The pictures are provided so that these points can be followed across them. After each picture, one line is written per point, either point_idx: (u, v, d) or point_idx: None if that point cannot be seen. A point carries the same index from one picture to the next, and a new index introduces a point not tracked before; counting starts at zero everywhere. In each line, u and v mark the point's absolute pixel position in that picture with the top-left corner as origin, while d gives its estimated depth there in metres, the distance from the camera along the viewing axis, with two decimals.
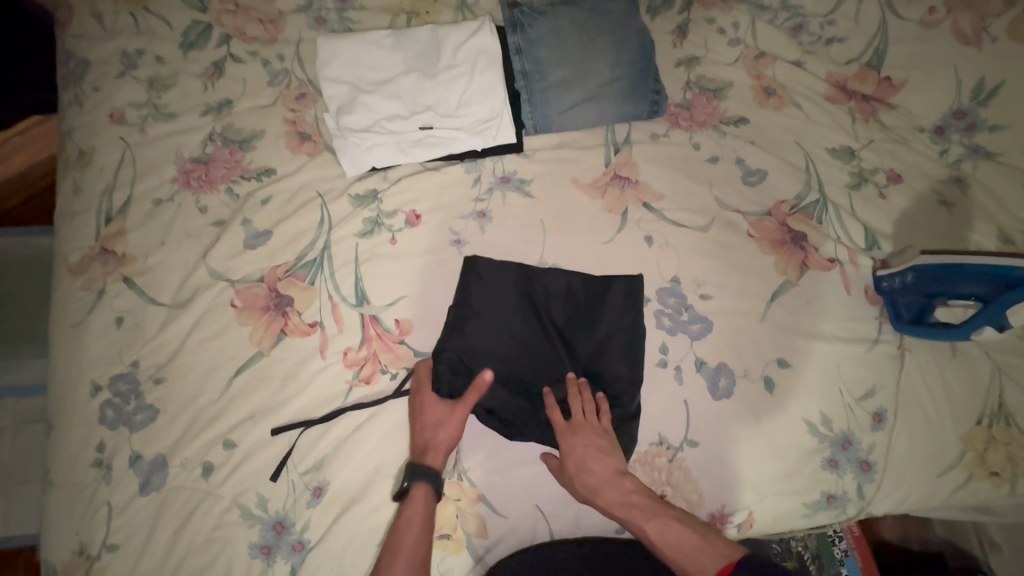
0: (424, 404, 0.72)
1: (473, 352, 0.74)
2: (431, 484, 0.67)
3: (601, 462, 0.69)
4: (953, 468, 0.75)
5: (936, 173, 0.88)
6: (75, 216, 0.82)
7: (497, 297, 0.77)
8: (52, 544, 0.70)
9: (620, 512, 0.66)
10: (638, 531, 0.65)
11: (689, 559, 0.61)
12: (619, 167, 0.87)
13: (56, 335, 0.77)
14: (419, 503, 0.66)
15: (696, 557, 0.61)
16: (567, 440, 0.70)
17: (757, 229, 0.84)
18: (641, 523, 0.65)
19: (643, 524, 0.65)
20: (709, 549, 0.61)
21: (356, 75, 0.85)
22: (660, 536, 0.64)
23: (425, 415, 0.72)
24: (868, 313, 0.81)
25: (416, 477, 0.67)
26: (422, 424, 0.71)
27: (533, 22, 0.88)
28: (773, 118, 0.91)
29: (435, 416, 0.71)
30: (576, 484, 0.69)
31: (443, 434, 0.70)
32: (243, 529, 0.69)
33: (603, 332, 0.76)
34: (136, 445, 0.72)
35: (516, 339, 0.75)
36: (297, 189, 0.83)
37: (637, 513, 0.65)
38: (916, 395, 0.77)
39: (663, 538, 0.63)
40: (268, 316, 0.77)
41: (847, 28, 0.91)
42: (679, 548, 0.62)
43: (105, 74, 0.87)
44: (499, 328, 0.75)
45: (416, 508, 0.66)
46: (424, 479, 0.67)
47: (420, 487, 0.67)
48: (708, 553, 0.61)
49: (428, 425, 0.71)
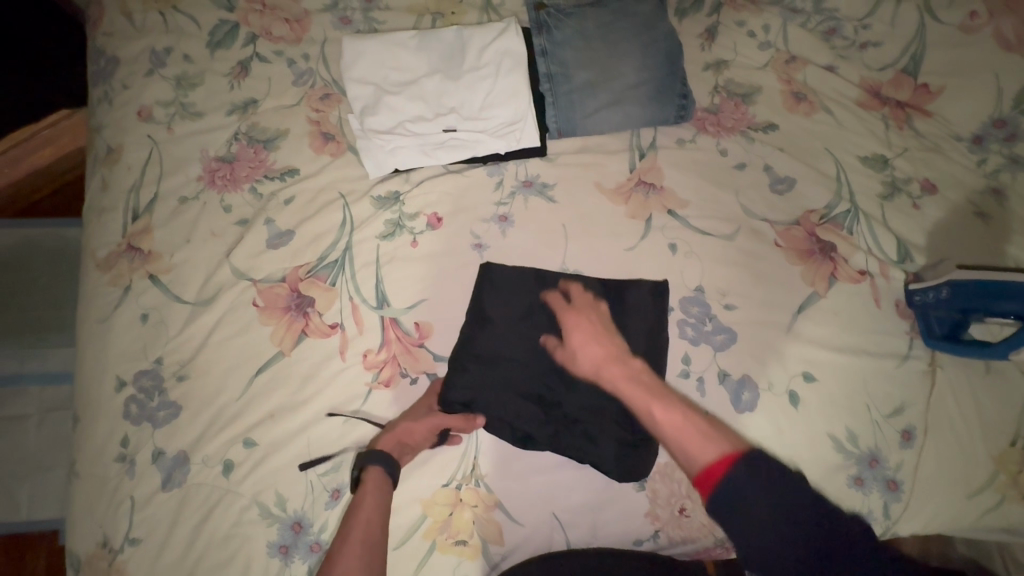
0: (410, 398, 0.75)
1: (491, 359, 0.74)
2: (381, 467, 0.66)
3: (608, 344, 0.69)
4: (985, 489, 0.73)
5: (973, 183, 0.85)
6: (103, 213, 0.83)
7: (515, 303, 0.77)
8: (79, 535, 0.71)
9: (626, 391, 0.65)
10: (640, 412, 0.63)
11: (689, 442, 0.57)
12: (644, 173, 0.85)
13: (83, 329, 0.78)
14: (369, 489, 0.65)
15: (699, 443, 0.57)
16: (573, 321, 0.72)
17: (785, 238, 0.82)
18: (646, 401, 0.63)
19: (649, 406, 0.62)
20: (712, 437, 0.57)
21: (381, 76, 0.85)
22: (664, 416, 0.61)
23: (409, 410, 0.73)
24: (898, 328, 0.79)
25: (373, 461, 0.66)
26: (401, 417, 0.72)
27: (559, 24, 0.87)
28: (804, 124, 0.89)
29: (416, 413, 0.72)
30: (581, 361, 0.69)
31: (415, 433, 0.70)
32: (262, 527, 0.70)
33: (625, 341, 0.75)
34: (159, 441, 0.73)
35: (535, 346, 0.74)
36: (320, 190, 0.84)
37: (644, 392, 0.64)
38: (947, 413, 0.75)
39: (670, 418, 0.61)
40: (289, 316, 0.78)
41: (882, 32, 0.89)
42: (681, 430, 0.59)
43: (134, 72, 0.88)
44: (518, 335, 0.75)
45: (367, 494, 0.65)
46: (377, 462, 0.67)
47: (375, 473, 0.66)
48: (709, 441, 0.56)
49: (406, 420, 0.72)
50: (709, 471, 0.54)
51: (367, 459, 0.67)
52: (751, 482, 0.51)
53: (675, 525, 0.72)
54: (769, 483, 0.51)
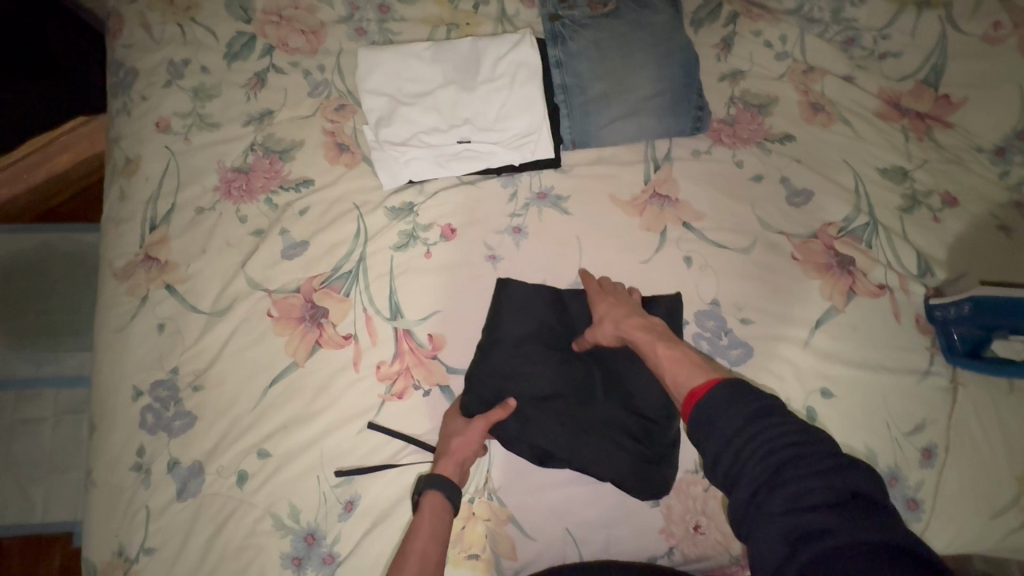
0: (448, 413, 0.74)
1: (503, 373, 0.74)
2: (438, 492, 0.65)
3: (627, 308, 0.70)
4: (1009, 510, 0.71)
5: (995, 197, 0.84)
6: (121, 222, 0.84)
7: (528, 318, 0.76)
8: (95, 543, 0.72)
9: (637, 337, 0.66)
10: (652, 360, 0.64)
11: (681, 372, 0.59)
12: (658, 185, 0.85)
13: (101, 338, 0.79)
14: (430, 513, 0.64)
15: (688, 373, 0.58)
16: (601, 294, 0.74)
17: (802, 251, 0.81)
18: (653, 345, 0.64)
19: (654, 350, 0.64)
20: (702, 370, 0.58)
21: (396, 87, 0.86)
22: (664, 356, 0.62)
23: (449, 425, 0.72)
24: (919, 343, 0.77)
25: (432, 485, 0.65)
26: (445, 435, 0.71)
27: (574, 35, 0.87)
28: (822, 135, 0.88)
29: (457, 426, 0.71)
30: (601, 323, 0.71)
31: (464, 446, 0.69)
32: (275, 538, 0.70)
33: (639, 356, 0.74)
34: (174, 450, 0.73)
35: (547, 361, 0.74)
36: (334, 200, 0.84)
37: (650, 334, 0.66)
38: (969, 432, 0.74)
39: (667, 353, 0.63)
40: (303, 326, 0.78)
41: (903, 43, 0.88)
42: (676, 362, 0.61)
43: (152, 83, 0.89)
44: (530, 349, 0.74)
45: (425, 517, 0.64)
46: (434, 487, 0.65)
47: (435, 496, 0.65)
48: (698, 373, 0.58)
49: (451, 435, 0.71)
50: (692, 393, 0.56)
51: (426, 485, 0.66)
52: (728, 402, 0.52)
53: (690, 542, 0.71)
54: (742, 399, 0.51)
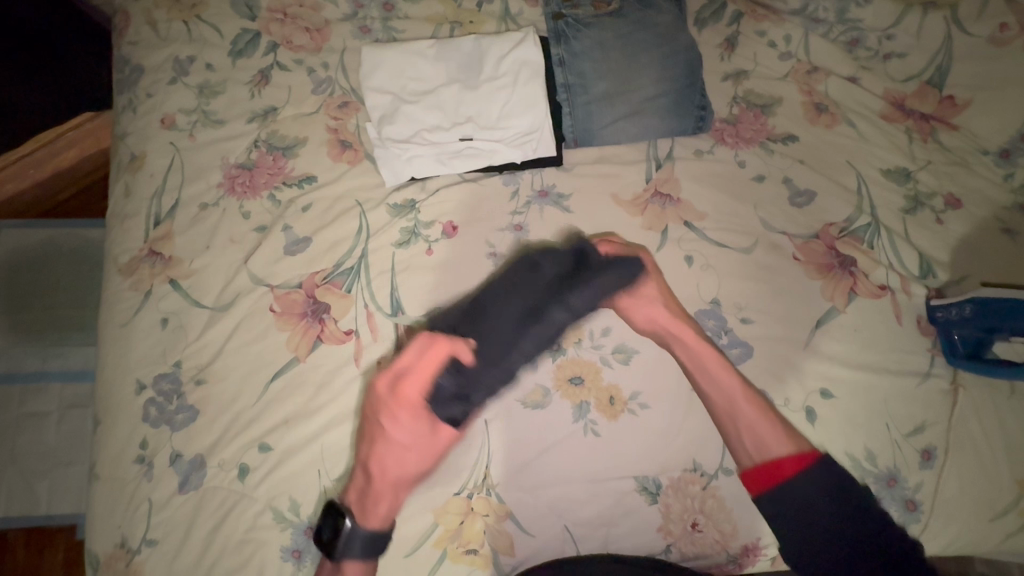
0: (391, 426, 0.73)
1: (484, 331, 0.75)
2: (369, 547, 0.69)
3: (681, 319, 0.75)
4: (1008, 512, 0.71)
5: (999, 199, 0.83)
6: (126, 218, 0.85)
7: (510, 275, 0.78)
8: (98, 535, 0.73)
9: (718, 382, 0.73)
10: (724, 411, 0.72)
11: (766, 438, 0.71)
12: (660, 184, 0.85)
13: (105, 332, 0.80)
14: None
15: (773, 438, 0.71)
16: (657, 288, 0.77)
17: (803, 252, 0.81)
18: (733, 399, 0.72)
19: (736, 407, 0.72)
20: (784, 438, 0.71)
21: (399, 85, 0.86)
22: (744, 414, 0.71)
23: (390, 449, 0.72)
24: (921, 345, 0.77)
25: (355, 539, 0.68)
26: (386, 457, 0.71)
27: (578, 34, 0.87)
28: (825, 136, 0.88)
29: (400, 455, 0.71)
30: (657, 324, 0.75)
31: (399, 478, 0.71)
32: (275, 532, 0.70)
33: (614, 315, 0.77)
34: (177, 444, 0.74)
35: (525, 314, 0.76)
36: (337, 197, 0.84)
37: (716, 373, 0.73)
38: (970, 434, 0.73)
39: (739, 407, 0.72)
40: (305, 322, 0.78)
41: (907, 44, 0.88)
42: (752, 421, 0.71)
43: (157, 80, 0.90)
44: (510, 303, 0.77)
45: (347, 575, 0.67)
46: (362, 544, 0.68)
47: (354, 558, 0.68)
48: (783, 441, 0.71)
49: (389, 464, 0.71)
50: (778, 470, 0.69)
51: (347, 536, 0.68)
52: (812, 487, 0.67)
53: (687, 540, 0.71)
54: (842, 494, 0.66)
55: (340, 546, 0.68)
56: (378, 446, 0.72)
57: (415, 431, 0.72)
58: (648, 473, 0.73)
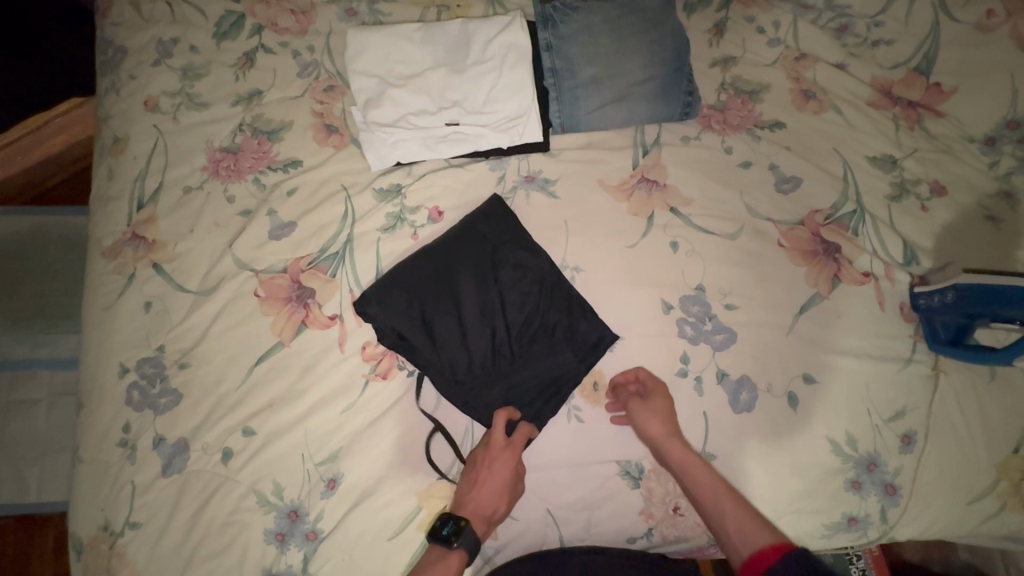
0: (498, 458, 0.70)
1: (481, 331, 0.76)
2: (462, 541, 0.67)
3: (668, 426, 0.70)
4: (985, 496, 0.72)
5: (984, 186, 0.84)
6: (109, 201, 0.84)
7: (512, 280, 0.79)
8: (82, 517, 0.73)
9: (704, 486, 0.66)
10: (710, 508, 0.66)
11: (749, 533, 0.63)
12: (646, 170, 0.85)
13: (88, 317, 0.79)
14: (453, 566, 0.65)
15: (755, 530, 0.63)
16: (659, 392, 0.72)
17: (789, 238, 0.81)
18: (719, 502, 0.65)
19: (720, 499, 0.65)
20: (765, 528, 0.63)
21: (385, 68, 0.85)
22: (731, 516, 0.64)
23: (494, 480, 0.69)
24: (903, 331, 0.78)
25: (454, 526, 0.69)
26: (485, 486, 0.69)
27: (565, 18, 0.86)
28: (811, 123, 0.88)
29: (501, 484, 0.69)
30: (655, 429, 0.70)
31: (499, 508, 0.69)
32: (259, 514, 0.70)
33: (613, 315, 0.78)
34: (160, 427, 0.74)
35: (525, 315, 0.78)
36: (323, 181, 0.84)
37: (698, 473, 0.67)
38: (950, 418, 0.74)
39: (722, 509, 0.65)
40: (290, 307, 0.78)
41: (895, 30, 0.89)
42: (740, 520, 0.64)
43: (141, 62, 0.89)
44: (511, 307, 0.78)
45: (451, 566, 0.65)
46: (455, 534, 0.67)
47: (465, 550, 0.65)
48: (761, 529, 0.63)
49: (493, 491, 0.69)
50: (757, 559, 0.60)
51: (460, 535, 0.65)
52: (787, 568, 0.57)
53: (669, 523, 0.72)
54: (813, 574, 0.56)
55: (452, 542, 0.65)
56: (485, 477, 0.69)
57: (515, 455, 0.70)
58: (630, 458, 0.73)
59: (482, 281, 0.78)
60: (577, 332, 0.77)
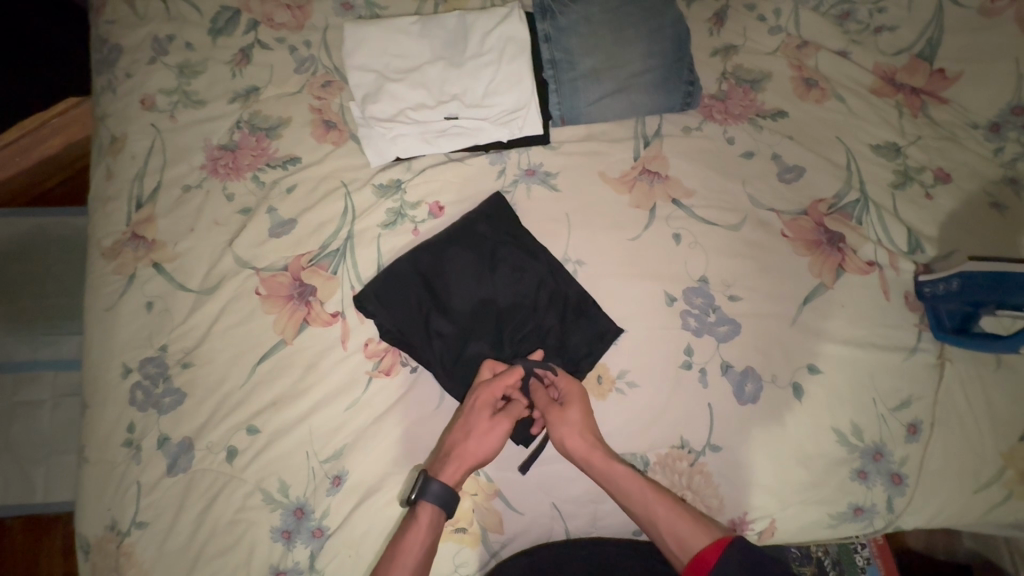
0: (468, 406, 0.70)
1: (483, 326, 0.76)
2: (435, 506, 0.66)
3: (588, 430, 0.70)
4: (991, 484, 0.72)
5: (989, 173, 0.83)
6: (108, 201, 0.83)
7: (517, 275, 0.78)
8: (89, 518, 0.73)
9: (625, 486, 0.66)
10: (642, 512, 0.66)
11: (683, 530, 0.64)
12: (648, 162, 0.84)
13: (89, 318, 0.79)
14: (424, 522, 0.65)
15: (690, 530, 0.63)
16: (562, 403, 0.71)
17: (792, 229, 0.80)
18: (648, 504, 0.65)
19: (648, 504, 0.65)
20: (699, 526, 0.64)
21: (383, 62, 0.84)
22: (662, 514, 0.65)
23: (463, 426, 0.69)
24: (908, 320, 0.77)
25: (422, 489, 0.66)
26: (455, 430, 0.69)
27: (564, 9, 0.85)
28: (814, 111, 0.87)
29: (469, 428, 0.69)
30: (568, 435, 0.69)
31: (470, 452, 0.68)
32: (264, 513, 0.70)
33: (616, 311, 0.78)
34: (165, 427, 0.74)
35: (527, 308, 0.77)
36: (322, 178, 0.83)
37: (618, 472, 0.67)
38: (955, 407, 0.74)
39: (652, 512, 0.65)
40: (292, 305, 0.78)
41: (898, 16, 0.88)
42: (673, 526, 0.64)
43: (136, 60, 0.88)
44: (512, 301, 0.77)
45: (422, 522, 0.65)
46: (430, 498, 0.65)
47: (430, 503, 0.65)
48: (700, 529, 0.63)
49: (463, 433, 0.69)
50: (701, 557, 0.61)
51: (421, 489, 0.65)
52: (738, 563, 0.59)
53: None
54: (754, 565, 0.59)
55: (417, 498, 0.66)
56: (459, 422, 0.70)
57: (484, 400, 0.70)
58: (636, 451, 0.73)
59: (486, 274, 0.78)
60: (581, 326, 0.77)
